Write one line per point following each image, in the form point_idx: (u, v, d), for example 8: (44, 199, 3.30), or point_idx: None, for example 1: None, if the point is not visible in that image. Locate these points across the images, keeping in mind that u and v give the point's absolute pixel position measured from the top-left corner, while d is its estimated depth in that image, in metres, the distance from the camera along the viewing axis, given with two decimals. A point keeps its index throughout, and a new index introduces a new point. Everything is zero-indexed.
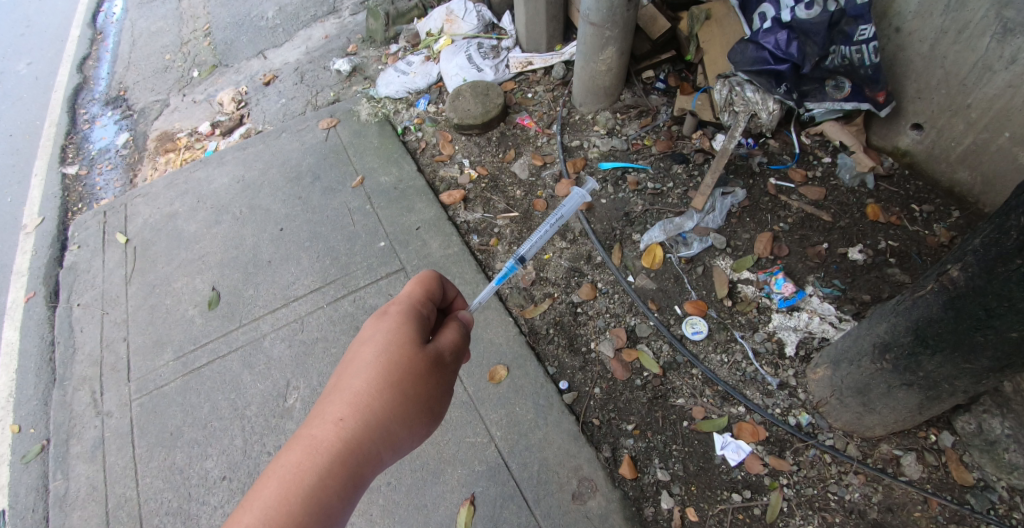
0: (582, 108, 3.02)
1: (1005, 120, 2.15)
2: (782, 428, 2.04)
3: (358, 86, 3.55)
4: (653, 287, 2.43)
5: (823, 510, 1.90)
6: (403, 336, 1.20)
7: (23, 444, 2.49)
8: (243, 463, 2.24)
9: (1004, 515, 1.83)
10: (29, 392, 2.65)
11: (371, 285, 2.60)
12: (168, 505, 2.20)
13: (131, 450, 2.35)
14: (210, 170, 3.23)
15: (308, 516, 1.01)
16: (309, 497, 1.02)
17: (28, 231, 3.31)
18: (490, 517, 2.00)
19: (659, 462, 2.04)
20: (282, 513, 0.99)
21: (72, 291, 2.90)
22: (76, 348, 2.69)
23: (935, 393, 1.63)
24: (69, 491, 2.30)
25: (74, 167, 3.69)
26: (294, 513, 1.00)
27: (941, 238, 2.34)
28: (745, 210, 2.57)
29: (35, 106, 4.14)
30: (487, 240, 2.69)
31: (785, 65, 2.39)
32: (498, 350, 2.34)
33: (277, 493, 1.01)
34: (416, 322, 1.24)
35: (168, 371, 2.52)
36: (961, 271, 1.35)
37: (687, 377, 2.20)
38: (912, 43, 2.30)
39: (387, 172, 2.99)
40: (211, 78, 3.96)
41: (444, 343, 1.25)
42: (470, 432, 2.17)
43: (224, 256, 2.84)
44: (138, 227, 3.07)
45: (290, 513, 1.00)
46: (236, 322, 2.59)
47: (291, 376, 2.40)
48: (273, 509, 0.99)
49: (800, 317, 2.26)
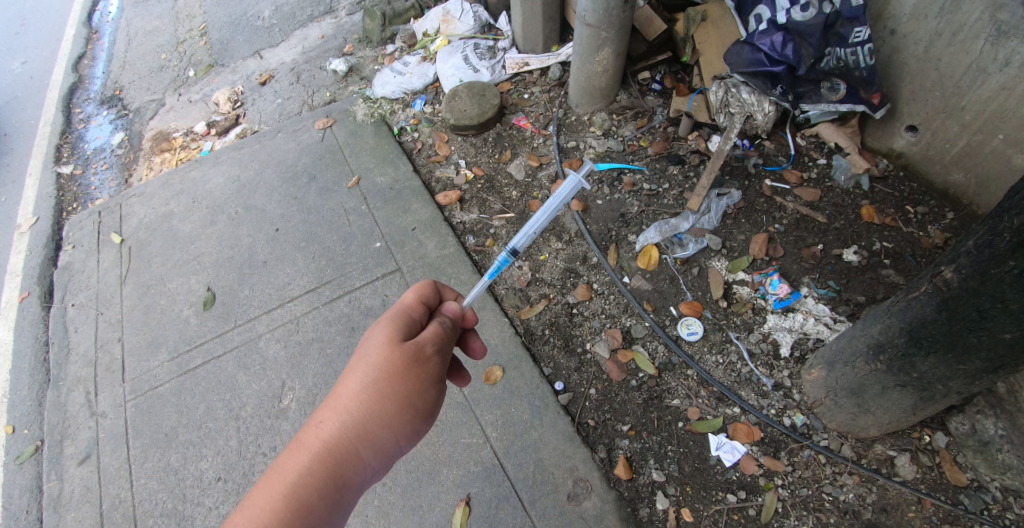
0: (578, 109, 3.03)
1: (999, 121, 2.16)
2: (776, 429, 2.05)
3: (354, 87, 3.54)
4: (649, 288, 2.43)
5: (817, 511, 1.91)
6: (386, 339, 1.21)
7: (17, 445, 2.47)
8: (239, 463, 2.23)
9: (997, 515, 1.84)
10: (23, 392, 2.63)
11: (367, 285, 2.60)
12: (162, 506, 2.19)
13: (126, 451, 2.34)
14: (206, 170, 3.22)
15: (289, 512, 1.05)
16: (291, 496, 1.06)
17: (23, 231, 3.29)
18: (485, 517, 2.00)
19: (655, 463, 2.04)
20: (265, 510, 1.04)
21: (67, 292, 2.89)
22: (72, 348, 2.68)
23: (929, 393, 1.63)
24: (64, 492, 2.29)
25: (68, 166, 3.68)
26: (279, 511, 1.05)
27: (935, 239, 2.35)
28: (740, 211, 2.57)
29: (30, 106, 4.13)
30: (483, 240, 2.69)
31: (780, 66, 2.40)
32: (494, 351, 2.33)
33: (263, 493, 1.07)
34: (401, 325, 1.24)
35: (163, 371, 2.51)
36: (954, 272, 1.35)
37: (682, 378, 2.20)
38: (907, 45, 2.31)
39: (384, 173, 2.99)
40: (207, 78, 3.95)
41: (429, 340, 1.23)
42: (465, 432, 2.17)
43: (220, 256, 2.83)
44: (134, 227, 3.06)
45: (273, 510, 1.04)
46: (231, 323, 2.59)
47: (287, 376, 2.40)
48: (257, 507, 1.04)
49: (794, 318, 2.27)
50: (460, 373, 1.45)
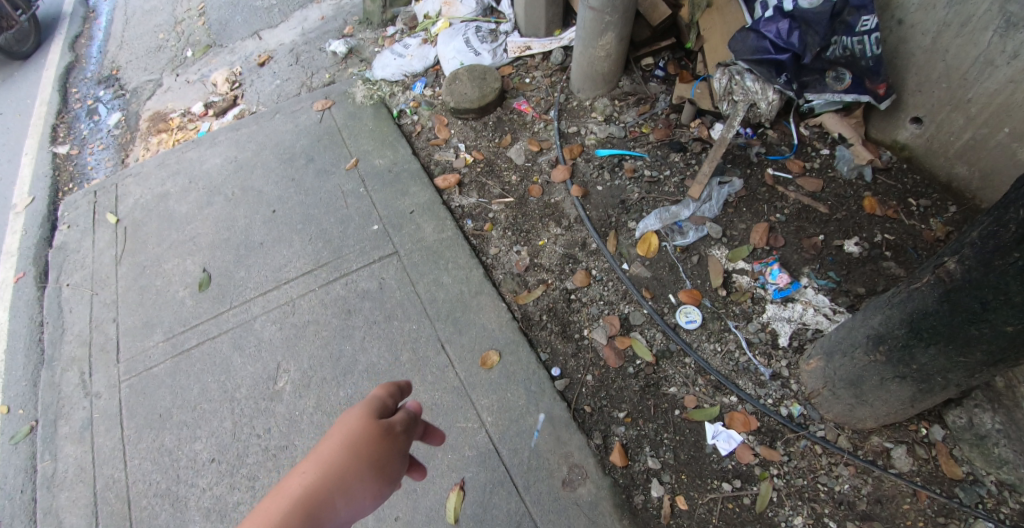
0: (580, 94, 2.99)
1: (1006, 115, 2.13)
2: (772, 418, 2.04)
3: (353, 68, 3.50)
4: (648, 275, 2.41)
5: (812, 501, 1.90)
6: (360, 408, 0.97)
7: (12, 425, 2.47)
8: (233, 445, 2.22)
9: (992, 509, 1.83)
10: (18, 372, 2.62)
11: (364, 268, 2.57)
12: (157, 487, 2.18)
13: (120, 431, 2.33)
14: (203, 151, 3.18)
15: None
16: None
17: (18, 211, 3.26)
18: (479, 502, 1.99)
19: (650, 450, 2.04)
20: None
21: (62, 272, 2.87)
22: (66, 328, 2.66)
23: (928, 386, 1.63)
24: (58, 471, 2.28)
25: (65, 146, 3.64)
26: None
27: (937, 232, 2.33)
28: (742, 199, 2.55)
29: (26, 85, 4.08)
30: (481, 225, 2.66)
31: (786, 54, 2.36)
32: (491, 336, 2.32)
33: None
34: (382, 393, 1.01)
35: (158, 351, 2.49)
36: (957, 264, 1.34)
37: (680, 366, 2.19)
38: (914, 35, 2.28)
39: (382, 155, 2.96)
40: (205, 59, 3.90)
41: (407, 415, 0.99)
42: (460, 417, 2.15)
43: (216, 237, 2.80)
44: (129, 207, 3.03)
45: None
46: (226, 304, 2.57)
47: (282, 358, 2.38)
48: None
49: (794, 308, 2.25)
50: (416, 463, 1.01)
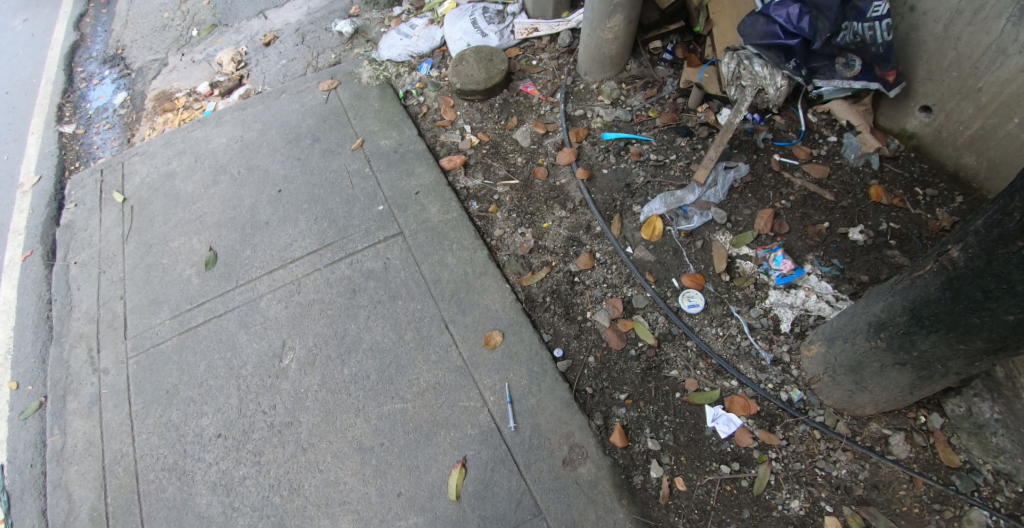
0: (588, 77, 2.97)
1: (1016, 105, 2.12)
2: (772, 403, 2.06)
3: (359, 49, 3.48)
4: (651, 259, 2.42)
5: (809, 485, 1.92)
6: None
7: (22, 400, 2.51)
8: (239, 421, 2.25)
9: (987, 497, 1.84)
10: (26, 349, 2.65)
11: (369, 248, 2.59)
12: (164, 461, 2.22)
13: (128, 407, 2.36)
14: (208, 130, 3.19)
15: None
16: None
17: (26, 190, 3.28)
18: (480, 479, 2.02)
19: (650, 432, 2.06)
20: None
21: (70, 250, 2.89)
22: (74, 305, 2.69)
23: (927, 373, 1.64)
24: (67, 446, 2.32)
25: (71, 126, 3.65)
26: None
27: (942, 222, 2.32)
28: (747, 185, 2.55)
29: (31, 64, 4.06)
30: (486, 206, 2.67)
31: (795, 40, 2.32)
32: (495, 317, 2.33)
33: None
34: None
35: (165, 328, 2.52)
36: (961, 252, 1.34)
37: (682, 348, 2.21)
38: (926, 22, 2.26)
39: (388, 136, 2.96)
40: (211, 38, 3.88)
41: None
42: (464, 396, 2.18)
43: (222, 216, 2.82)
44: (136, 186, 3.04)
45: None
46: (233, 282, 2.59)
47: (288, 336, 2.40)
48: None
49: (797, 295, 2.25)
50: None
